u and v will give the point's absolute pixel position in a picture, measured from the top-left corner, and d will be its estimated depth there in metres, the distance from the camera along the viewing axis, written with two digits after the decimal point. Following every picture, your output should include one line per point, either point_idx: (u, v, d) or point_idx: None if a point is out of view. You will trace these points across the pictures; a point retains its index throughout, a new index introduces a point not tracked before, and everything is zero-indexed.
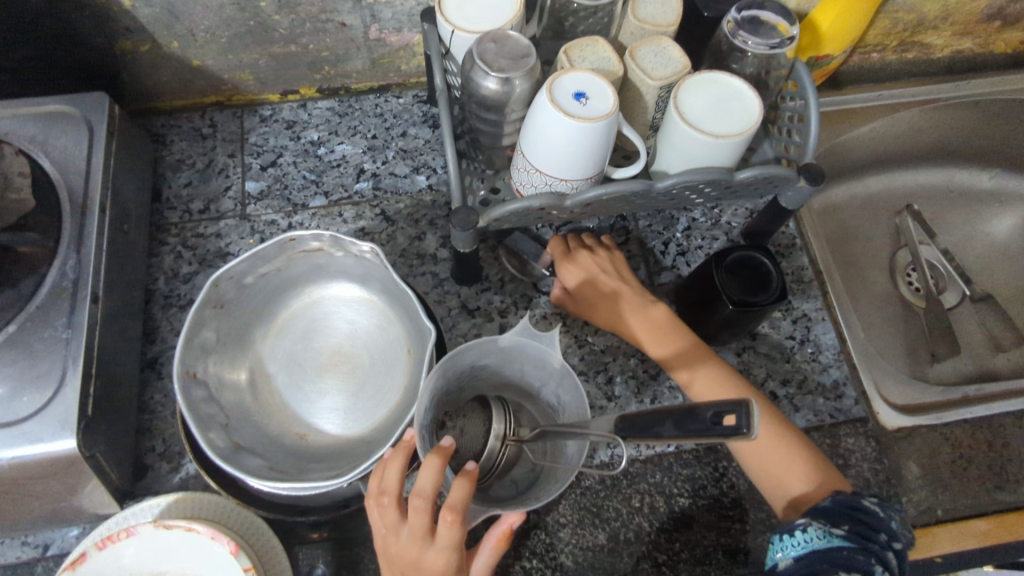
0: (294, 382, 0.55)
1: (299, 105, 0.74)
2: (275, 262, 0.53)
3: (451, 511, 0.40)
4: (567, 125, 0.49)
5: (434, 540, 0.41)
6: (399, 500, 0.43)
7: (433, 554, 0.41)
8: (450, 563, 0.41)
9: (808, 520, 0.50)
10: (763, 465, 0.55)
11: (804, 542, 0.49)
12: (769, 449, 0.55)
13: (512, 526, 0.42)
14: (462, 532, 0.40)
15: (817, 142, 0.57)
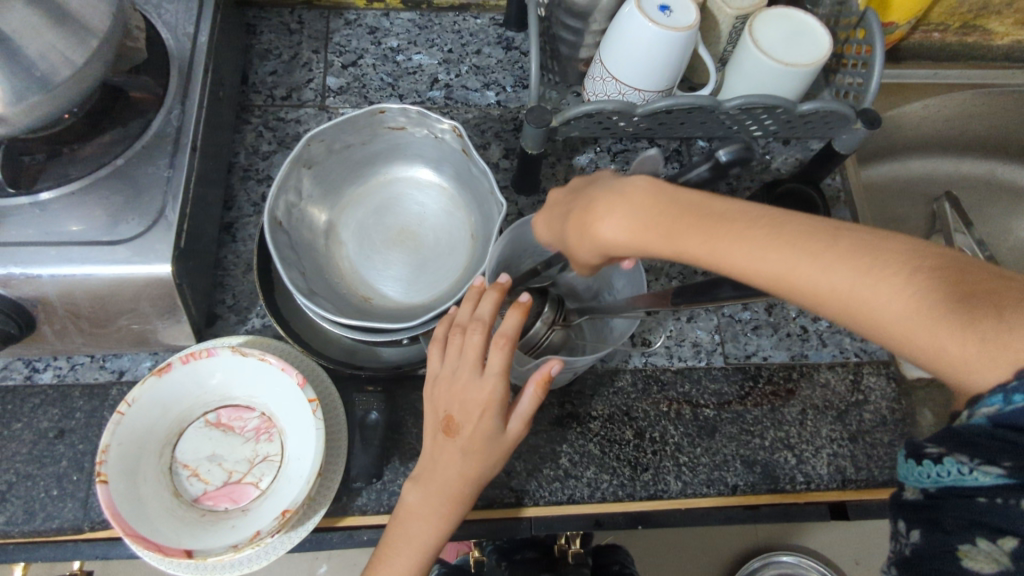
0: (363, 252, 0.59)
1: (383, 14, 0.78)
2: (361, 134, 0.57)
3: (503, 334, 0.45)
4: (651, 31, 0.53)
5: (481, 373, 0.45)
6: (460, 330, 0.47)
7: (479, 381, 0.45)
8: (494, 399, 0.45)
9: (944, 449, 0.32)
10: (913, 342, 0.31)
11: (936, 478, 0.32)
12: (822, 282, 0.32)
13: (552, 369, 0.44)
14: (507, 358, 0.45)
15: (878, 87, 0.61)
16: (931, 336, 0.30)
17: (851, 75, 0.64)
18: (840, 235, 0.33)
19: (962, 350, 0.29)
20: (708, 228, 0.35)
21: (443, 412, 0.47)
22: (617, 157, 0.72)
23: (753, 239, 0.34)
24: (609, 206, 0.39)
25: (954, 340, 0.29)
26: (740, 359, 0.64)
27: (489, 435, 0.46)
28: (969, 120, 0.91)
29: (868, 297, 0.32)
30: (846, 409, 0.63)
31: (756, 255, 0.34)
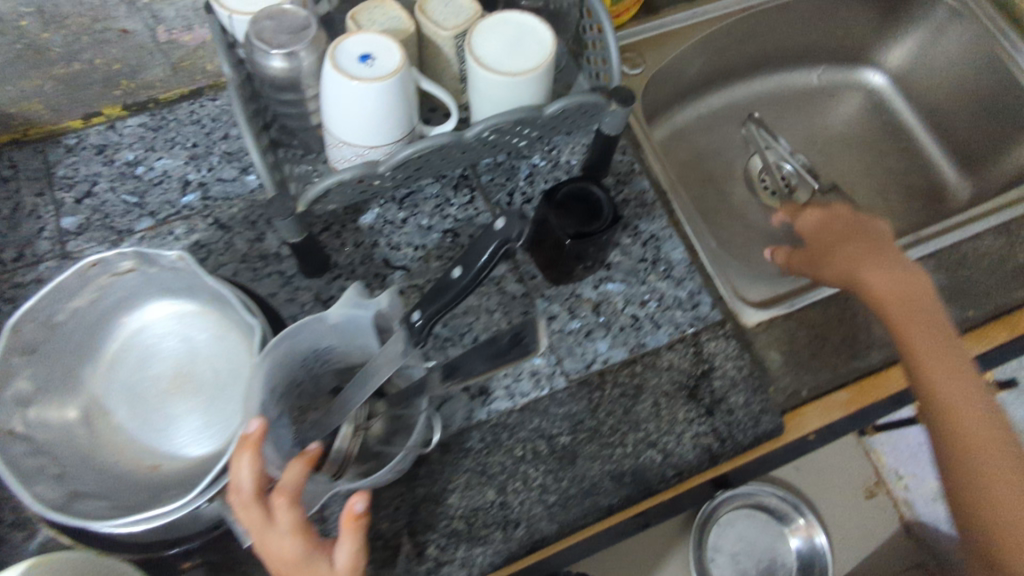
0: (139, 414, 0.52)
1: (107, 127, 0.69)
2: (84, 293, 0.50)
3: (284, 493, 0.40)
4: (355, 88, 0.48)
5: (278, 527, 0.40)
6: (241, 501, 0.41)
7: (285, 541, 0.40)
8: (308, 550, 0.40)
9: None
10: (921, 346, 0.59)
11: None
12: (915, 319, 0.61)
13: (352, 510, 0.39)
14: (297, 516, 0.40)
15: (620, 65, 0.58)
16: (928, 335, 0.60)
17: (594, 56, 0.62)
18: (907, 280, 0.63)
19: (925, 341, 0.59)
20: (865, 256, 0.66)
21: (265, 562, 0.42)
22: (404, 204, 0.68)
23: (873, 268, 0.64)
24: (827, 218, 0.72)
25: (927, 341, 0.59)
26: (581, 372, 0.62)
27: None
28: (746, 46, 0.93)
29: (926, 344, 0.59)
30: (696, 383, 0.62)
31: (888, 271, 0.64)
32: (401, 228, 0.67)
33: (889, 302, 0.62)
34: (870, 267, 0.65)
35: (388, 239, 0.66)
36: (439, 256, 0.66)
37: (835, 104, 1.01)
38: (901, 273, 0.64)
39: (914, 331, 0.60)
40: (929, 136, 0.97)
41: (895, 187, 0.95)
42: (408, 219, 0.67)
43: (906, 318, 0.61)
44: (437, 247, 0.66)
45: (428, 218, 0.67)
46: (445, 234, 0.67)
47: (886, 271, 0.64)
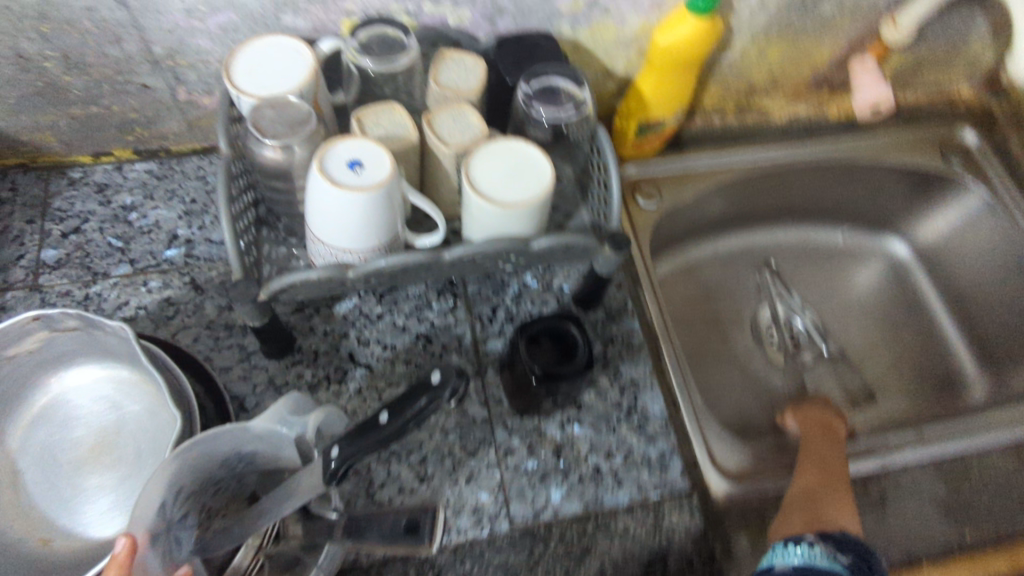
0: (46, 480, 0.49)
1: (114, 167, 0.70)
2: (21, 346, 0.48)
3: None
4: (337, 194, 0.47)
5: None
6: None
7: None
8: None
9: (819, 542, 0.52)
10: (814, 458, 0.64)
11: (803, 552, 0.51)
12: (824, 440, 0.67)
13: None
14: None
15: (621, 211, 0.57)
16: (827, 453, 0.65)
17: (599, 193, 0.61)
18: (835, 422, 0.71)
19: (821, 452, 0.65)
20: (817, 410, 0.74)
21: None
22: (384, 299, 0.66)
23: (820, 413, 0.73)
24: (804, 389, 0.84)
25: (823, 458, 0.64)
26: (527, 519, 0.57)
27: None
28: (770, 195, 0.91)
29: (822, 457, 0.64)
30: (649, 559, 0.57)
31: (823, 418, 0.72)
32: (374, 323, 0.65)
33: (813, 433, 0.69)
34: (816, 417, 0.72)
35: (358, 332, 0.64)
36: (406, 360, 0.63)
37: (858, 267, 0.98)
38: (830, 420, 0.71)
39: (817, 452, 0.65)
40: (948, 321, 0.93)
41: (909, 368, 0.90)
42: (384, 315, 0.65)
43: (816, 443, 0.67)
44: (406, 350, 0.63)
45: (404, 318, 0.65)
46: (419, 338, 0.64)
47: (825, 422, 0.71)
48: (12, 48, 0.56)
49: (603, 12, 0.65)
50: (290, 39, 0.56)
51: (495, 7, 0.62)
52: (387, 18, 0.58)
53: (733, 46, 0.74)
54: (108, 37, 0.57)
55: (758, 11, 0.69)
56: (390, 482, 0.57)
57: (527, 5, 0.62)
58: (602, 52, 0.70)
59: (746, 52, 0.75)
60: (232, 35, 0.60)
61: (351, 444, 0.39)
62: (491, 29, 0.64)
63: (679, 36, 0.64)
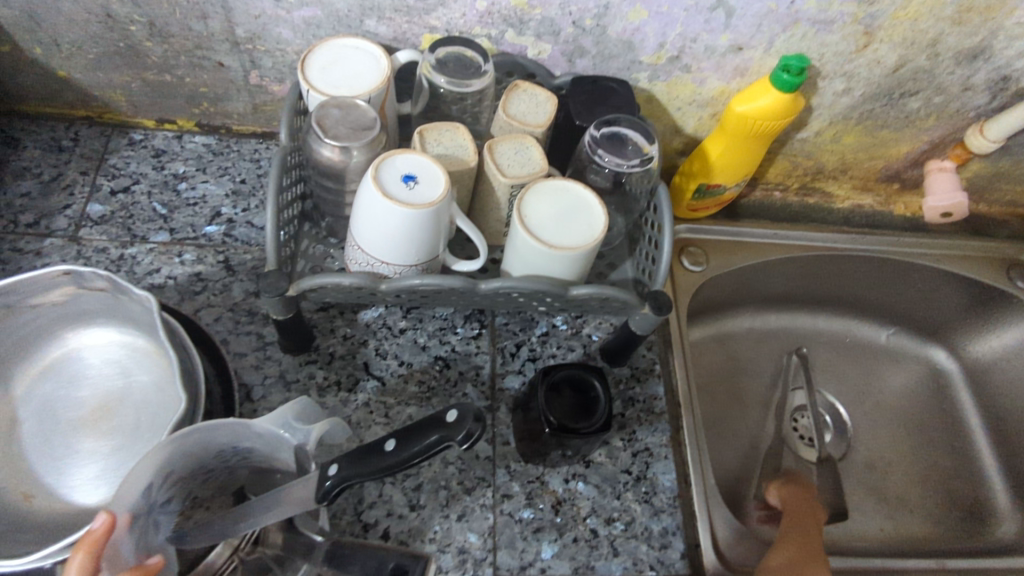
0: (42, 435, 0.48)
1: (174, 136, 0.71)
2: (47, 296, 0.48)
3: None
4: (386, 206, 0.46)
5: None
6: None
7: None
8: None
9: None
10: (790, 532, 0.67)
11: None
12: (803, 515, 0.71)
13: None
14: None
15: (668, 272, 0.55)
16: (801, 526, 0.69)
17: (649, 250, 0.59)
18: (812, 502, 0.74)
19: (794, 526, 0.69)
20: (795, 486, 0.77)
21: None
22: (410, 314, 0.65)
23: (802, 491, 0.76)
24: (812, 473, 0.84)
25: (798, 529, 0.68)
26: (513, 571, 0.54)
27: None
28: (816, 281, 0.88)
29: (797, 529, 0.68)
30: None
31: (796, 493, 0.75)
32: (396, 337, 0.63)
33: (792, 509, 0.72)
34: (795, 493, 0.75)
35: (378, 343, 0.63)
36: (420, 380, 0.61)
37: (900, 371, 0.94)
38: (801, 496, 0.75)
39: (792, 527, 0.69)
40: (985, 447, 0.88)
41: (934, 491, 0.85)
42: (407, 330, 0.64)
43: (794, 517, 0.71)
44: (422, 370, 0.62)
45: (427, 337, 0.64)
46: (437, 360, 0.63)
47: (799, 496, 0.75)
48: (102, 6, 0.58)
49: (684, 70, 0.64)
50: (370, 45, 0.56)
51: (577, 46, 0.61)
52: (468, 41, 0.58)
53: (808, 125, 0.72)
54: (195, 12, 0.58)
55: (841, 96, 0.68)
56: (380, 502, 0.55)
57: (608, 50, 0.62)
58: (675, 109, 0.69)
59: (819, 133, 0.73)
60: (313, 30, 0.60)
61: (355, 466, 0.37)
62: (569, 68, 0.64)
63: (757, 106, 0.63)
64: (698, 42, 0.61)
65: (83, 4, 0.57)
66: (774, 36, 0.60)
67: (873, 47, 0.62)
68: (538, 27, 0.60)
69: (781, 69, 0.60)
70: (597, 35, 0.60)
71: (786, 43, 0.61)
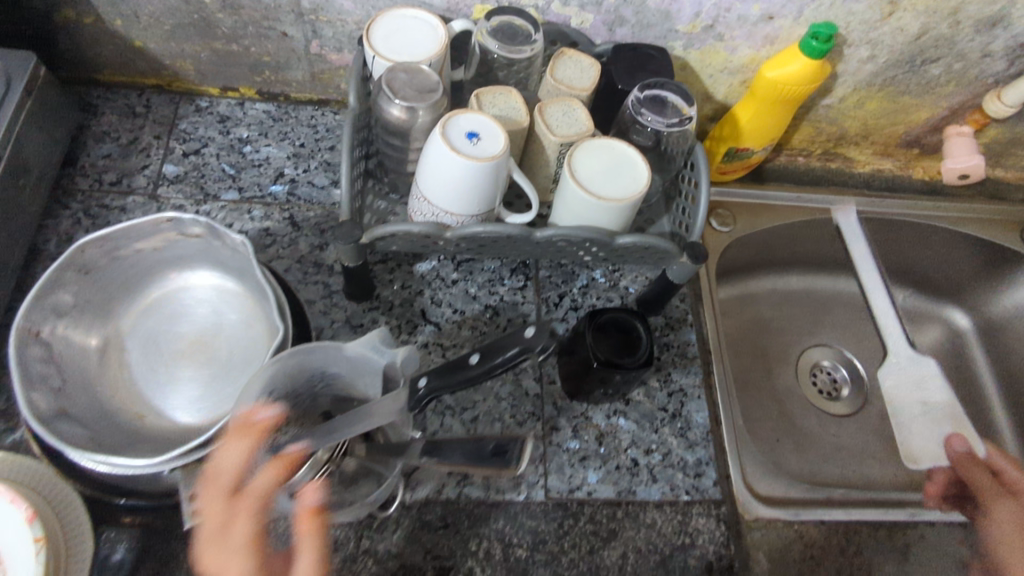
0: (148, 363, 0.55)
1: (237, 103, 0.76)
2: (152, 241, 0.54)
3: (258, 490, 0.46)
4: (453, 159, 0.51)
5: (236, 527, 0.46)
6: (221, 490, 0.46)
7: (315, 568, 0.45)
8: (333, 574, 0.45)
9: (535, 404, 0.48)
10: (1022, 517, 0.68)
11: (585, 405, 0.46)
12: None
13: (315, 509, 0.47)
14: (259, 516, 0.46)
15: (704, 225, 0.60)
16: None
17: (686, 205, 0.64)
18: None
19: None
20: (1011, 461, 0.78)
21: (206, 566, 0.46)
22: (460, 266, 0.70)
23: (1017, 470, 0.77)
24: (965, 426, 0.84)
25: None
26: (562, 493, 0.62)
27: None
28: (838, 243, 0.93)
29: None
30: (670, 553, 0.60)
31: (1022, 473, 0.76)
32: (448, 287, 0.69)
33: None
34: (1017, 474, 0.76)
35: (433, 293, 0.68)
36: (473, 326, 0.67)
37: (917, 331, 0.98)
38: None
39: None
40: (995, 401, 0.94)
41: None
42: (458, 281, 0.70)
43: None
44: (474, 317, 0.67)
45: (477, 287, 0.69)
46: (487, 309, 0.68)
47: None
48: None
49: (718, 38, 0.68)
50: (428, 14, 0.61)
51: (618, 16, 0.66)
52: (518, 10, 0.62)
53: (834, 92, 0.76)
54: None
55: (865, 63, 0.72)
56: (443, 431, 0.62)
57: (647, 20, 0.66)
58: (707, 77, 0.74)
59: (844, 99, 0.77)
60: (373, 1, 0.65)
61: (441, 380, 0.47)
62: (609, 36, 0.68)
63: (787, 72, 0.67)
64: (732, 12, 0.65)
65: None
66: (805, 6, 0.64)
67: (897, 16, 0.66)
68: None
69: (810, 37, 0.64)
70: (637, 5, 0.64)
71: (816, 13, 0.65)
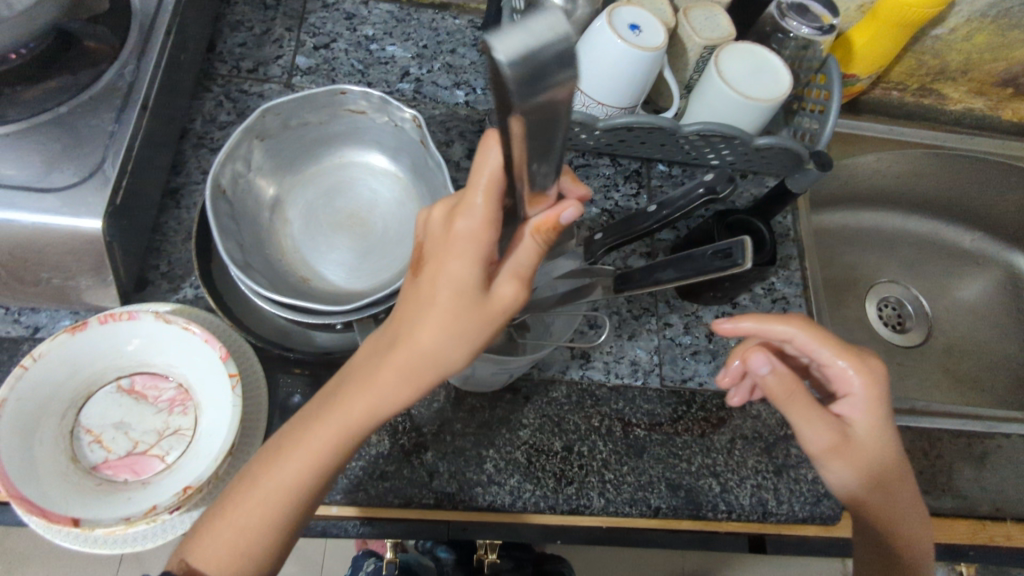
0: (308, 232, 0.58)
1: (362, 2, 0.78)
2: (320, 114, 0.57)
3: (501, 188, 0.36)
4: (617, 47, 0.54)
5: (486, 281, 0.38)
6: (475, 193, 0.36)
7: (454, 243, 0.37)
8: (461, 264, 0.37)
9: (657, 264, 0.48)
10: None
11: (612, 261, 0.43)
12: None
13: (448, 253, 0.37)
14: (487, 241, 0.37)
15: (831, 134, 0.63)
16: None
17: (809, 118, 0.66)
18: None
19: None
20: None
21: (446, 302, 0.38)
22: (578, 170, 0.73)
23: None
24: None
25: None
26: (675, 382, 0.65)
27: (465, 302, 0.37)
28: (921, 179, 0.95)
29: None
30: (774, 442, 0.64)
31: None
32: None
33: None
34: None
35: None
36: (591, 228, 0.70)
37: (979, 272, 1.00)
38: None
39: None
40: None
41: (1006, 374, 0.93)
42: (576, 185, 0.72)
43: None
44: (592, 220, 0.70)
45: (593, 191, 0.72)
46: (603, 213, 0.71)
47: None
48: None
49: None
50: None
51: None
52: None
53: (946, 21, 0.78)
54: None
55: None
56: None
57: None
58: None
59: (954, 30, 0.79)
60: None
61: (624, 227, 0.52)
62: None
63: None
64: None
65: None
66: None
67: None
68: None
69: None
70: None
71: None
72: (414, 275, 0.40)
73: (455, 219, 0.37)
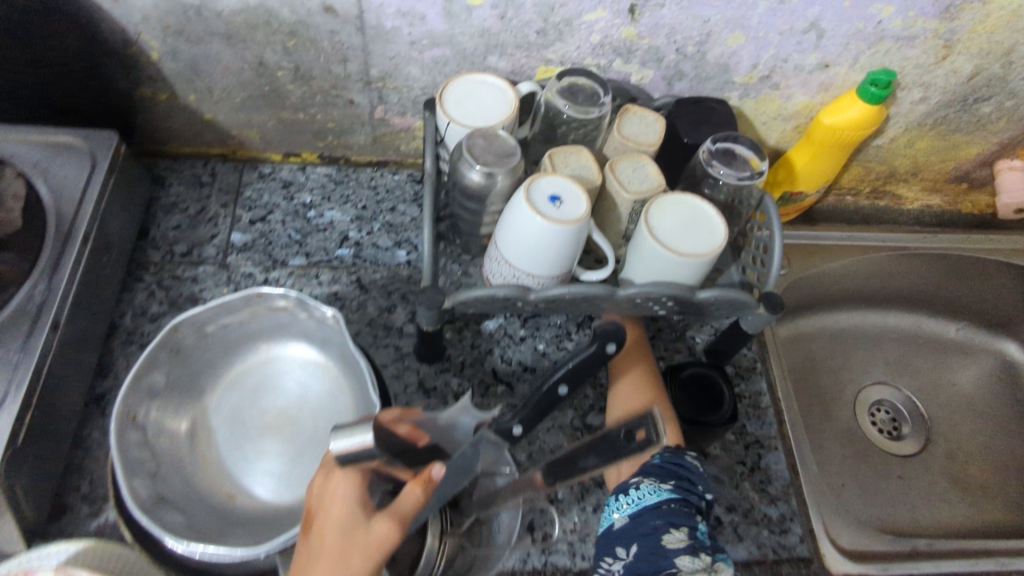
0: (233, 441, 0.54)
1: (298, 168, 0.77)
2: (239, 314, 0.55)
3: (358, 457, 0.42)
4: (538, 224, 0.52)
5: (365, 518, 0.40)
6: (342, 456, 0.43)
7: (339, 489, 0.41)
8: (346, 509, 0.40)
9: None
10: None
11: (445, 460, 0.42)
12: None
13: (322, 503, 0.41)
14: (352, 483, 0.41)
15: (778, 275, 0.60)
16: None
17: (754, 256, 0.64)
18: None
19: None
20: None
21: (328, 543, 0.39)
22: (528, 323, 0.70)
23: None
24: None
25: None
26: None
27: (345, 539, 0.39)
28: (892, 278, 0.92)
29: None
30: None
31: None
32: (517, 344, 0.69)
33: None
34: None
35: (502, 350, 0.68)
36: None
37: (968, 362, 0.96)
38: None
39: None
40: None
41: (1015, 478, 0.86)
42: (526, 338, 0.69)
43: None
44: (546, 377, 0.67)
45: (545, 343, 0.69)
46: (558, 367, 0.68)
47: None
48: (257, 56, 0.63)
49: (773, 88, 0.69)
50: (494, 78, 0.62)
51: (678, 71, 0.66)
52: (585, 70, 0.63)
53: (885, 132, 0.77)
54: (337, 56, 0.64)
55: (918, 104, 0.73)
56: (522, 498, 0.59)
57: (706, 73, 0.66)
58: (761, 123, 0.74)
59: (894, 139, 0.78)
60: (440, 67, 0.65)
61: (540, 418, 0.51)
62: (668, 90, 0.69)
63: (846, 118, 0.68)
64: (788, 62, 0.65)
65: (240, 55, 0.63)
66: (861, 53, 0.65)
67: (951, 59, 0.67)
68: (644, 55, 0.64)
69: (868, 83, 0.65)
70: (697, 60, 0.65)
71: (872, 58, 0.66)
72: (301, 543, 0.41)
73: (340, 468, 0.42)
